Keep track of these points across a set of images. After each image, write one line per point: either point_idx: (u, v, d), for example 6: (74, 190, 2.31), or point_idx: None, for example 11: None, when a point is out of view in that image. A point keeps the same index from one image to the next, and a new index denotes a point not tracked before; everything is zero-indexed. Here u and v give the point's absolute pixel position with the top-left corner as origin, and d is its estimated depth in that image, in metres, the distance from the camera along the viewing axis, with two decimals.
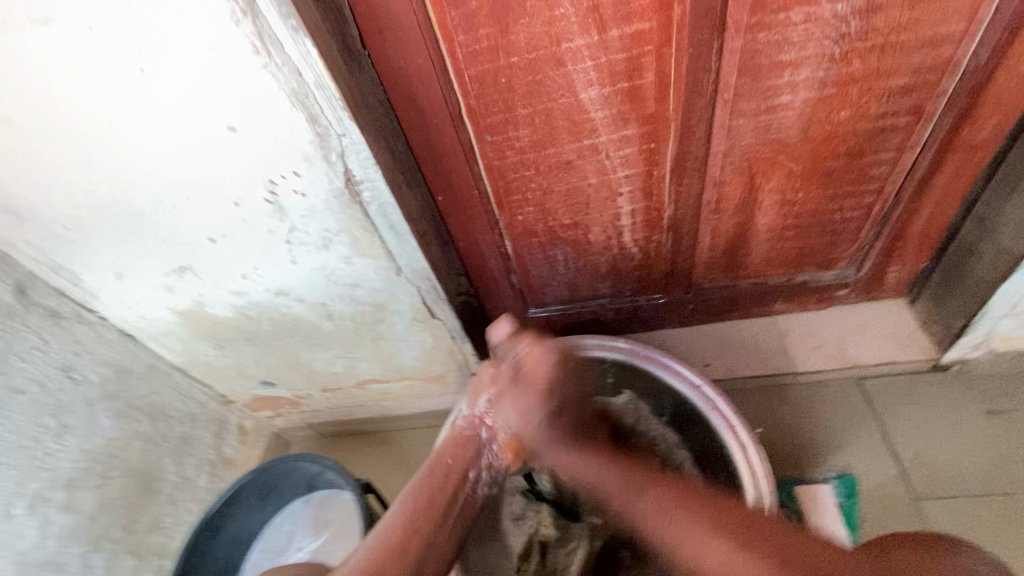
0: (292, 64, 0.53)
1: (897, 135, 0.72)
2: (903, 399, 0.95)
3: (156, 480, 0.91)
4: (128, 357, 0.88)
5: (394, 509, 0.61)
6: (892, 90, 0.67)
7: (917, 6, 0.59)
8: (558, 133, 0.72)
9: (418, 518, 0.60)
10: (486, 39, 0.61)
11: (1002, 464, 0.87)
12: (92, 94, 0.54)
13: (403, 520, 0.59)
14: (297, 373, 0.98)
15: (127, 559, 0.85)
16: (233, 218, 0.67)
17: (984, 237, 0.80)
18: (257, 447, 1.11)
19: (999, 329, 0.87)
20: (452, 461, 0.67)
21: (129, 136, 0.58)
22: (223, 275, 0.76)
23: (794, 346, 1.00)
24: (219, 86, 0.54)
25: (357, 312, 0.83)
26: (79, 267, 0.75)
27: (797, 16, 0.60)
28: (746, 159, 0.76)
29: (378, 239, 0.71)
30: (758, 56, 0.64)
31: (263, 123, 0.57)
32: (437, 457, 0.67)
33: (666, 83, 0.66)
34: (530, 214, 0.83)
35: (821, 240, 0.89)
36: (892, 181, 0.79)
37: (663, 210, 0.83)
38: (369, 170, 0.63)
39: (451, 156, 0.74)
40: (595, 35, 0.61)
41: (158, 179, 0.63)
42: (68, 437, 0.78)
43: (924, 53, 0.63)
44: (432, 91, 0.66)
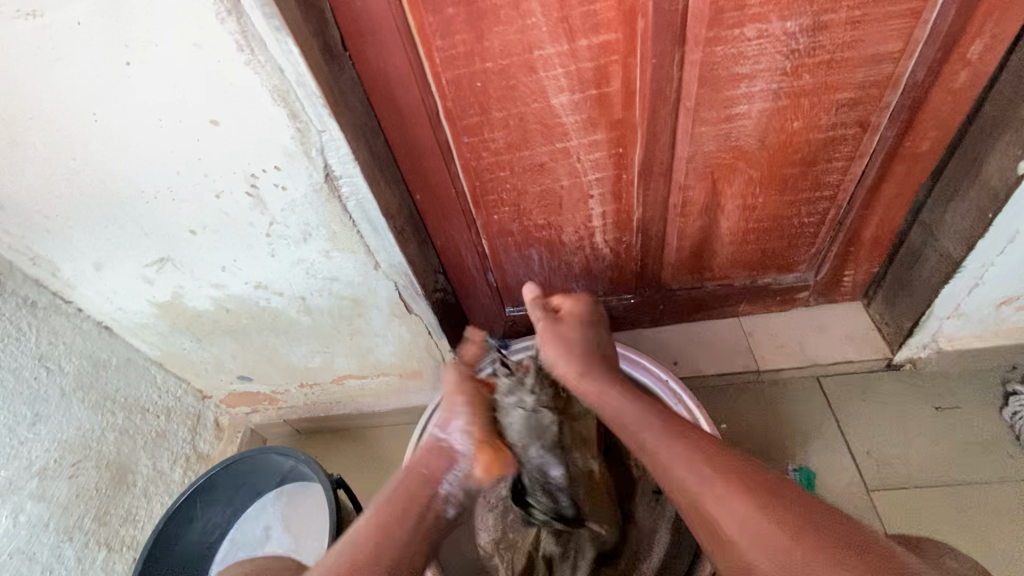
0: (274, 62, 0.55)
1: (847, 145, 0.78)
2: (859, 397, 1.00)
3: (130, 473, 0.91)
4: (105, 349, 0.89)
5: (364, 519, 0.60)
6: (840, 103, 0.72)
7: (858, 26, 0.64)
8: (531, 136, 0.76)
9: (389, 532, 0.58)
10: (462, 45, 0.65)
11: (950, 456, 0.93)
12: (77, 85, 0.56)
13: (371, 531, 0.58)
14: (275, 368, 0.99)
15: (99, 551, 0.85)
16: (215, 210, 0.69)
17: (928, 242, 0.86)
18: (232, 443, 1.10)
19: (945, 329, 0.92)
20: (428, 473, 0.64)
21: (113, 126, 0.60)
22: (203, 268, 0.78)
23: (758, 345, 1.04)
24: (203, 82, 0.56)
25: (335, 306, 0.85)
26: (57, 258, 0.76)
27: (751, 32, 0.65)
28: (709, 165, 0.81)
29: (356, 233, 0.73)
30: (717, 68, 0.68)
31: (245, 118, 0.59)
32: (409, 468, 0.65)
33: (632, 91, 0.70)
34: (505, 214, 0.87)
35: (780, 244, 0.94)
36: (845, 189, 0.84)
37: (632, 212, 0.87)
38: (348, 166, 0.66)
39: (428, 156, 0.77)
40: (565, 44, 0.65)
41: (140, 170, 0.65)
42: (41, 426, 0.78)
43: (867, 69, 0.69)
44: (411, 93, 0.69)
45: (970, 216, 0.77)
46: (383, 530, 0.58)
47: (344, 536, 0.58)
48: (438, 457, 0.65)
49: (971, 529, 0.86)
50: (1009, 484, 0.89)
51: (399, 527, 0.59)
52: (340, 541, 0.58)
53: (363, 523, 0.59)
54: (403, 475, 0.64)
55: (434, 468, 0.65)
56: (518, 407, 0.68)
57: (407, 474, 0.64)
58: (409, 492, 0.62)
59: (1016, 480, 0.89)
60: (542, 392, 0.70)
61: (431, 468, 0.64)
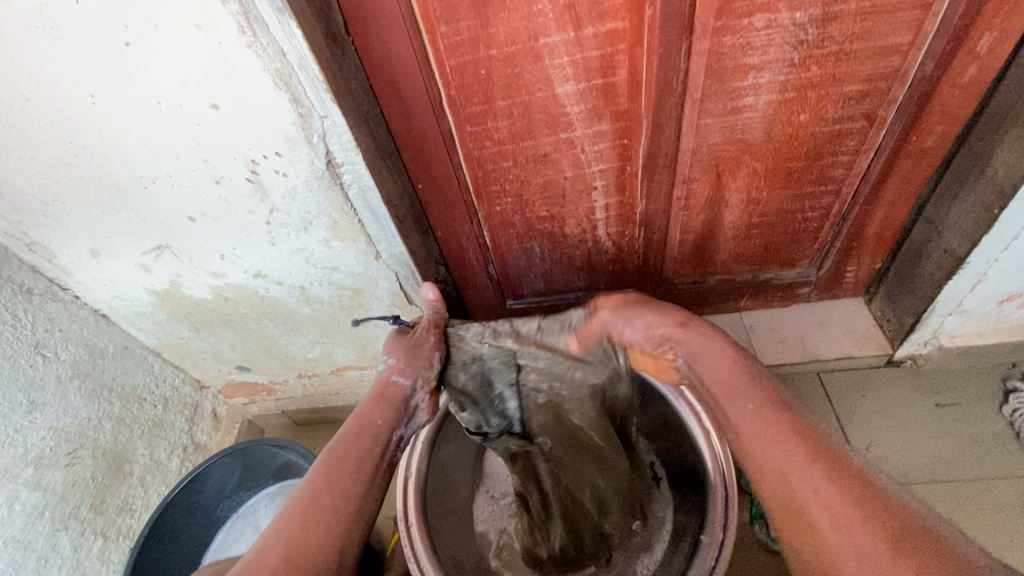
0: (276, 46, 0.54)
1: (853, 139, 0.77)
2: (858, 393, 1.00)
3: (126, 462, 0.90)
4: (102, 338, 0.88)
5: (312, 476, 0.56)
6: (848, 96, 0.72)
7: (868, 17, 0.63)
8: (535, 126, 0.75)
9: (342, 487, 0.55)
10: (467, 31, 0.64)
11: (950, 452, 0.93)
12: (75, 67, 0.55)
13: (320, 485, 0.55)
14: (273, 359, 0.99)
15: (95, 540, 0.84)
16: (215, 196, 0.68)
17: (933, 237, 0.85)
18: (230, 434, 1.10)
19: (946, 326, 0.92)
20: (381, 424, 0.63)
21: (110, 110, 0.59)
22: (202, 256, 0.77)
23: (758, 341, 1.04)
24: (202, 64, 0.55)
25: (335, 296, 0.84)
26: (54, 244, 0.75)
27: (760, 22, 0.64)
28: (713, 157, 0.80)
29: (357, 222, 0.72)
30: (724, 58, 0.67)
31: (245, 102, 0.58)
32: (362, 419, 0.62)
33: (638, 81, 0.70)
34: (508, 205, 0.86)
35: (783, 239, 0.93)
36: (849, 183, 0.83)
37: (635, 204, 0.87)
38: (350, 153, 0.65)
39: (431, 145, 0.76)
40: (571, 32, 0.64)
41: (137, 154, 0.64)
42: (37, 414, 0.77)
43: (876, 62, 0.68)
44: (414, 79, 0.68)
45: (975, 212, 0.76)
46: (335, 484, 0.55)
47: (295, 493, 0.55)
48: (388, 403, 0.65)
49: (972, 525, 0.86)
50: (1008, 480, 0.89)
51: (352, 478, 0.56)
52: (292, 498, 0.54)
53: (315, 477, 0.56)
54: (353, 427, 0.61)
55: (389, 419, 0.64)
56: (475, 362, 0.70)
57: (360, 425, 0.62)
58: (360, 448, 0.60)
59: (1016, 477, 0.89)
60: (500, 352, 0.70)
61: (385, 418, 0.63)
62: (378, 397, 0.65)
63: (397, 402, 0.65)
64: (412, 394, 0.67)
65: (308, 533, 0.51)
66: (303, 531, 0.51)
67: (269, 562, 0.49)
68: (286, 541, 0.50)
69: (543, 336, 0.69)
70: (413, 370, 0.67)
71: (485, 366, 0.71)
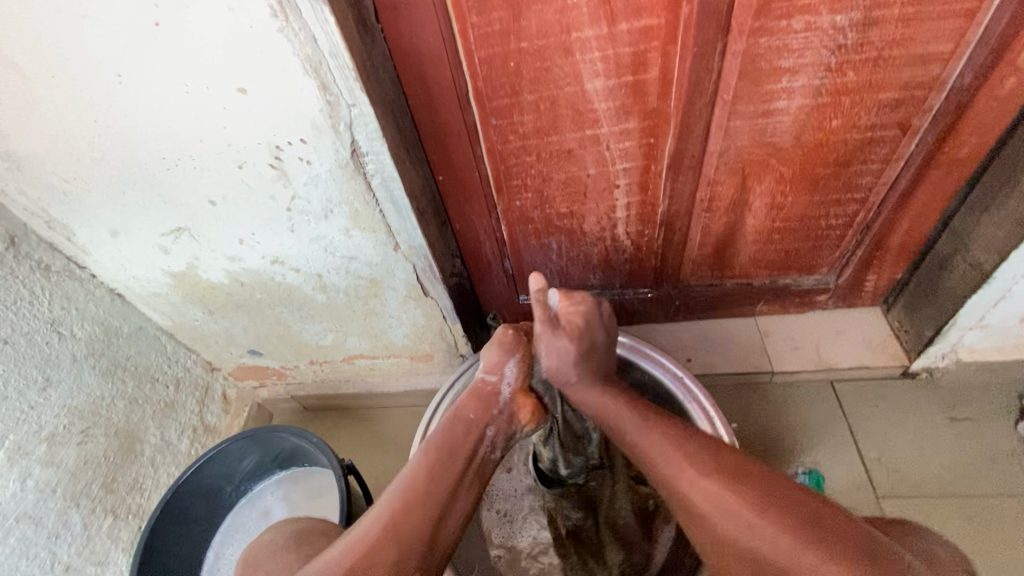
0: (308, 31, 0.54)
1: (885, 147, 0.76)
2: (871, 403, 1.00)
3: (138, 441, 0.91)
4: (118, 317, 0.88)
5: (416, 457, 0.63)
6: (883, 103, 0.70)
7: (911, 23, 0.62)
8: (561, 121, 0.74)
9: (440, 470, 0.61)
10: (498, 22, 0.63)
11: (962, 467, 0.92)
12: (103, 45, 0.54)
13: (425, 466, 0.61)
14: (286, 344, 0.99)
15: (105, 518, 0.85)
16: (237, 181, 0.68)
17: (958, 251, 0.84)
18: (239, 416, 1.11)
19: (966, 340, 0.91)
20: (473, 418, 0.66)
21: (136, 89, 0.58)
22: (221, 240, 0.77)
23: (772, 346, 1.03)
24: (232, 49, 0.54)
25: (352, 285, 0.84)
26: (73, 222, 0.75)
27: (799, 24, 0.62)
28: (740, 160, 0.79)
29: (378, 213, 0.72)
30: (759, 60, 0.66)
31: (274, 87, 0.58)
32: (455, 413, 0.66)
33: (669, 80, 0.68)
34: (528, 200, 0.85)
35: (804, 245, 0.92)
36: (876, 192, 0.82)
37: (657, 205, 0.85)
38: (375, 143, 0.64)
39: (454, 137, 0.75)
40: (605, 27, 0.63)
41: (161, 135, 0.63)
42: (51, 392, 0.78)
43: (914, 70, 0.66)
44: (442, 70, 0.67)
45: (1004, 228, 0.75)
46: (435, 472, 0.61)
47: (398, 478, 0.61)
48: (480, 403, 0.67)
49: (981, 541, 0.86)
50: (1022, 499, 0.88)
51: (449, 467, 0.62)
52: (397, 478, 0.61)
53: (415, 460, 0.62)
54: (446, 420, 0.66)
55: (480, 415, 0.66)
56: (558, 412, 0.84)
57: (455, 417, 0.66)
58: (451, 441, 0.64)
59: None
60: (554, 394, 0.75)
61: (477, 414, 0.66)
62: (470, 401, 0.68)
63: (488, 401, 0.67)
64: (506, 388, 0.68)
65: (410, 511, 0.57)
66: (409, 503, 0.58)
67: (377, 527, 0.56)
68: (393, 511, 0.57)
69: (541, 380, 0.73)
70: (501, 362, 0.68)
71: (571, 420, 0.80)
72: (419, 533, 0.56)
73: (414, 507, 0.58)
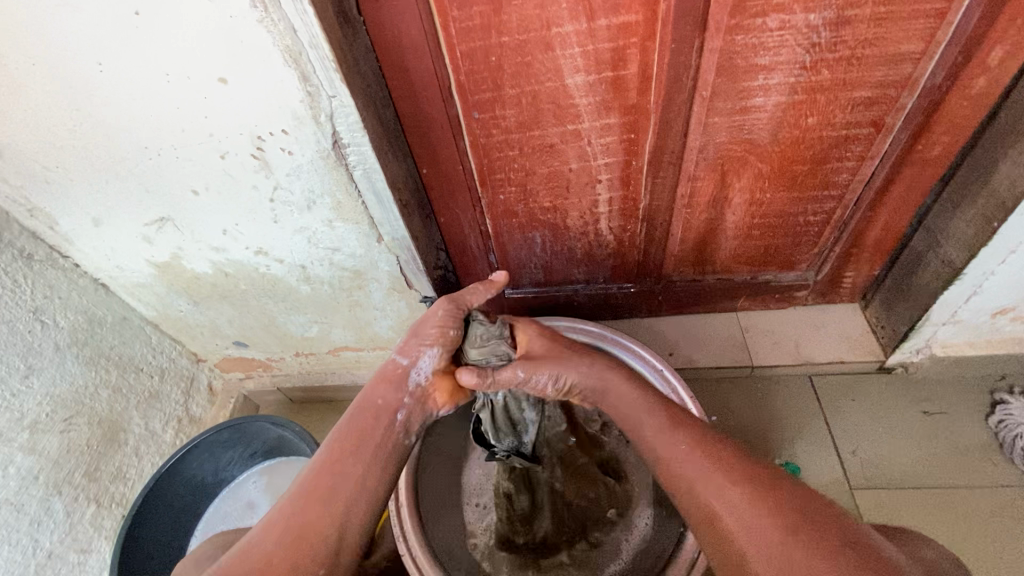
0: (287, 22, 0.54)
1: (860, 145, 0.77)
2: (848, 397, 1.02)
3: (122, 431, 0.91)
4: (101, 307, 0.89)
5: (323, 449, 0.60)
6: (856, 101, 0.72)
7: (882, 23, 0.63)
8: (543, 116, 0.75)
9: (344, 463, 0.58)
10: (479, 17, 0.64)
11: (936, 460, 0.94)
12: (82, 32, 0.55)
13: (331, 457, 0.59)
14: (271, 336, 0.99)
15: (88, 506, 0.85)
16: (219, 170, 0.68)
17: (931, 247, 0.86)
18: (225, 408, 1.11)
19: (940, 335, 0.93)
20: (382, 403, 0.62)
21: (118, 78, 0.59)
22: (204, 230, 0.77)
23: (752, 341, 1.05)
24: (212, 38, 0.55)
25: (335, 277, 0.84)
26: (56, 211, 0.75)
27: (773, 22, 0.64)
28: (720, 156, 0.80)
29: (361, 204, 0.72)
30: (735, 57, 0.67)
31: (254, 77, 0.58)
32: (364, 399, 0.63)
33: (648, 76, 0.69)
34: (511, 194, 0.86)
35: (784, 241, 0.94)
36: (852, 190, 0.84)
37: (638, 200, 0.87)
38: (356, 134, 0.65)
39: (437, 130, 0.76)
40: (584, 23, 0.64)
41: (143, 124, 0.63)
42: (35, 379, 0.78)
43: (887, 69, 0.68)
44: (423, 63, 0.68)
45: (975, 225, 0.77)
46: (340, 464, 0.58)
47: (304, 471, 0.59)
48: (392, 385, 0.63)
49: (953, 532, 0.88)
50: (992, 491, 0.91)
51: (355, 463, 0.59)
52: (302, 473, 0.59)
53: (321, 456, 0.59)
54: (352, 410, 0.62)
55: (390, 399, 0.63)
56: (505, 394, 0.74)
57: (362, 404, 0.62)
58: (360, 429, 0.61)
59: (995, 485, 0.91)
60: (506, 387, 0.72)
61: (386, 398, 0.63)
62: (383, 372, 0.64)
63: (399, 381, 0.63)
64: (412, 372, 0.64)
65: (312, 510, 0.55)
66: (310, 503, 0.56)
67: (278, 531, 0.54)
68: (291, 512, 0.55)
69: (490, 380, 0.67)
70: (414, 350, 0.64)
71: (506, 403, 0.75)
72: (323, 534, 0.55)
73: (311, 507, 0.56)
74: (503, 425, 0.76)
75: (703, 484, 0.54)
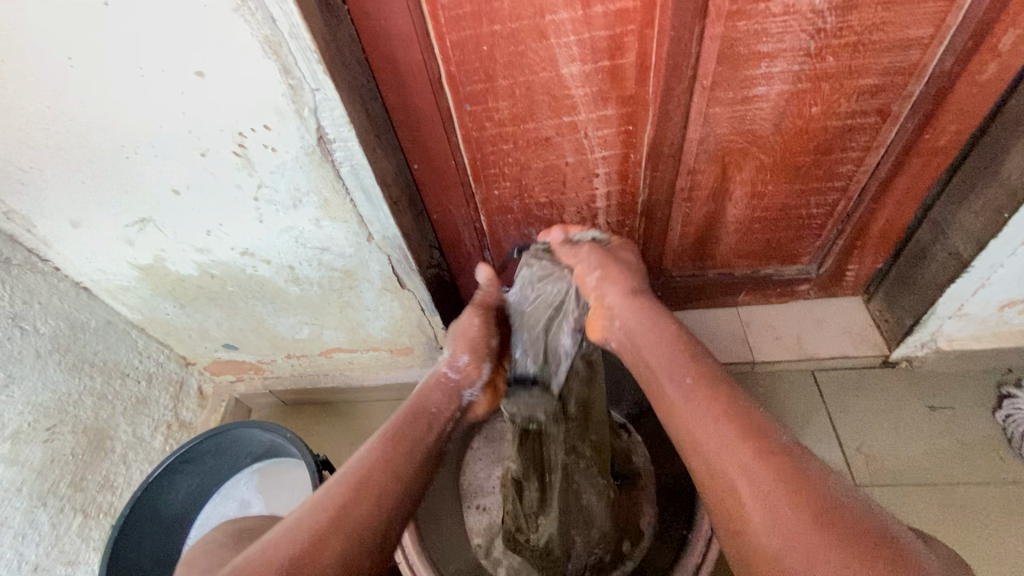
0: (265, 11, 0.51)
1: (865, 135, 0.75)
2: (853, 394, 1.00)
3: (108, 438, 0.89)
4: (84, 312, 0.86)
5: (371, 442, 0.56)
6: (862, 89, 0.69)
7: (890, 7, 0.61)
8: (537, 108, 0.72)
9: (396, 458, 0.54)
10: (469, 4, 0.60)
11: (942, 455, 0.93)
12: (49, 25, 0.52)
13: (382, 449, 0.55)
14: (261, 339, 0.97)
15: (75, 516, 0.83)
16: (200, 169, 0.66)
17: (937, 239, 0.84)
18: (217, 412, 1.09)
19: (945, 328, 0.91)
20: (436, 411, 0.63)
21: (89, 73, 0.56)
22: (188, 231, 0.74)
23: (754, 336, 1.03)
24: (187, 31, 0.52)
25: (325, 277, 0.82)
26: (32, 214, 0.72)
27: (777, 7, 0.61)
28: (720, 148, 0.77)
29: (349, 202, 0.70)
30: (737, 44, 0.64)
31: (232, 70, 0.55)
32: (418, 406, 0.62)
33: (646, 65, 0.67)
34: (506, 189, 0.83)
35: (786, 234, 0.91)
36: (857, 180, 0.81)
37: (637, 194, 0.84)
38: (342, 130, 0.62)
39: (428, 124, 0.73)
40: (579, 10, 0.61)
41: (118, 121, 0.60)
42: (15, 388, 0.75)
43: (894, 55, 0.65)
44: (412, 54, 0.65)
45: (984, 215, 0.75)
46: (393, 455, 0.55)
47: (352, 458, 0.54)
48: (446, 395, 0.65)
49: (959, 531, 0.86)
50: (997, 486, 0.89)
51: (408, 458, 0.55)
52: (350, 461, 0.53)
53: (371, 447, 0.55)
54: (406, 412, 0.61)
55: (443, 406, 0.64)
56: (547, 305, 0.71)
57: (415, 411, 0.61)
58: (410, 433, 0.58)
59: (1002, 481, 0.89)
60: (551, 289, 0.71)
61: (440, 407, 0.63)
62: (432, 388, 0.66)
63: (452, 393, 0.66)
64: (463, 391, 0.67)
65: (363, 498, 0.49)
66: (360, 490, 0.50)
67: (322, 519, 0.47)
68: (341, 497, 0.49)
69: (539, 330, 0.70)
70: (466, 369, 0.68)
71: (545, 313, 0.70)
72: (374, 528, 0.48)
73: (361, 497, 0.49)
74: (538, 347, 0.70)
75: (725, 460, 0.46)
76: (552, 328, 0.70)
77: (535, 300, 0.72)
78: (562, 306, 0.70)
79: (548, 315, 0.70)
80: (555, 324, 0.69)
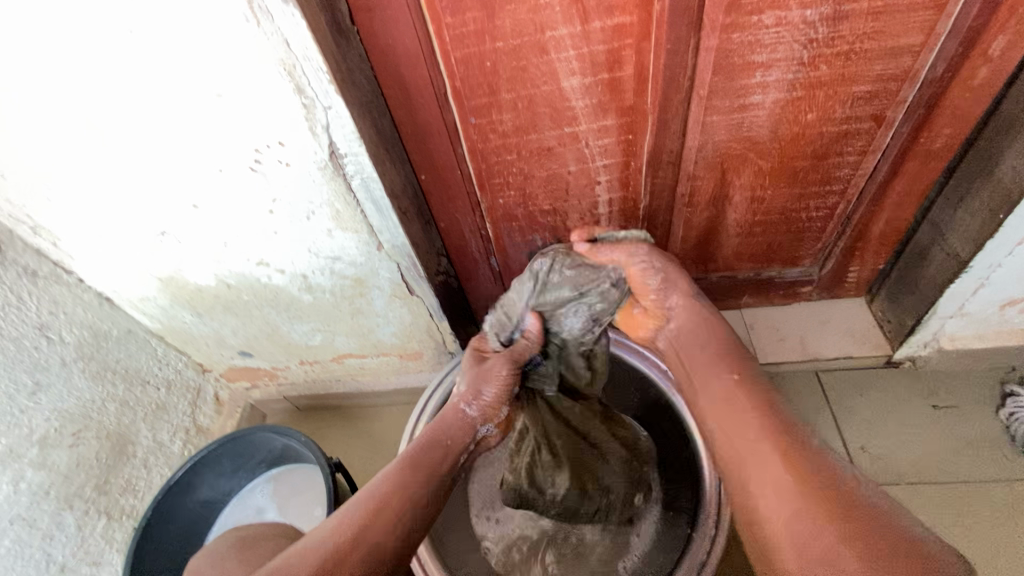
0: (280, 35, 0.54)
1: (860, 139, 0.77)
2: (856, 393, 1.01)
3: (130, 443, 0.92)
4: (106, 321, 0.89)
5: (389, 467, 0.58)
6: (856, 96, 0.71)
7: (880, 16, 0.62)
8: (539, 120, 0.74)
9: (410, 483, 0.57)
10: (473, 23, 0.63)
11: (947, 454, 0.93)
12: (78, 51, 0.55)
13: (397, 474, 0.57)
14: (275, 345, 1.00)
15: (99, 518, 0.86)
16: (218, 184, 0.69)
17: (936, 240, 0.85)
18: (232, 417, 1.12)
19: (947, 328, 0.92)
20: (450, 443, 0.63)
21: (113, 95, 0.59)
22: (205, 243, 0.78)
23: (758, 338, 1.04)
24: (206, 55, 0.55)
25: (337, 285, 0.85)
26: (59, 228, 0.76)
27: (769, 19, 0.63)
28: (719, 155, 0.80)
29: (359, 213, 0.72)
30: (732, 55, 0.67)
31: (248, 90, 0.58)
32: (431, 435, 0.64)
33: (644, 77, 0.69)
34: (511, 198, 0.86)
35: (787, 237, 0.93)
36: (855, 184, 0.83)
37: (638, 201, 0.86)
38: (354, 145, 0.65)
39: (435, 137, 0.76)
40: (578, 26, 0.64)
41: (141, 140, 0.64)
42: (43, 395, 0.78)
43: (886, 63, 0.67)
44: (419, 71, 0.68)
45: (981, 217, 0.76)
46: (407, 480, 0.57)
47: (370, 482, 0.56)
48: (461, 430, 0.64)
49: (965, 529, 0.87)
50: (1003, 484, 0.89)
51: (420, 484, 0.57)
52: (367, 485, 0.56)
53: (386, 473, 0.57)
54: (421, 442, 0.63)
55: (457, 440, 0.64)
56: (574, 287, 0.70)
57: (430, 441, 0.63)
58: (426, 459, 0.60)
59: (1008, 479, 0.90)
60: (578, 274, 0.70)
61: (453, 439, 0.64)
62: (449, 423, 0.66)
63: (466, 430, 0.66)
64: (479, 424, 0.67)
65: (374, 523, 0.52)
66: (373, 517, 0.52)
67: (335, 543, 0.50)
68: (357, 518, 0.52)
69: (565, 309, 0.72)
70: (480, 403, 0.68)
71: (572, 294, 0.70)
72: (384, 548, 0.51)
73: (374, 521, 0.52)
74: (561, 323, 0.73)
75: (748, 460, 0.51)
76: (581, 308, 0.71)
77: (561, 278, 0.70)
78: (591, 287, 0.70)
79: (575, 296, 0.70)
80: (583, 305, 0.71)
